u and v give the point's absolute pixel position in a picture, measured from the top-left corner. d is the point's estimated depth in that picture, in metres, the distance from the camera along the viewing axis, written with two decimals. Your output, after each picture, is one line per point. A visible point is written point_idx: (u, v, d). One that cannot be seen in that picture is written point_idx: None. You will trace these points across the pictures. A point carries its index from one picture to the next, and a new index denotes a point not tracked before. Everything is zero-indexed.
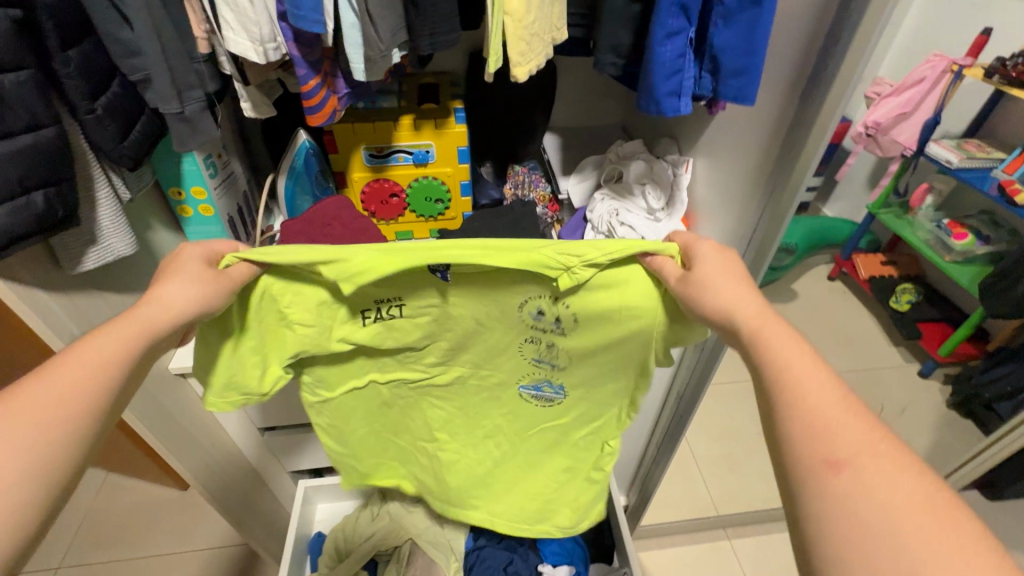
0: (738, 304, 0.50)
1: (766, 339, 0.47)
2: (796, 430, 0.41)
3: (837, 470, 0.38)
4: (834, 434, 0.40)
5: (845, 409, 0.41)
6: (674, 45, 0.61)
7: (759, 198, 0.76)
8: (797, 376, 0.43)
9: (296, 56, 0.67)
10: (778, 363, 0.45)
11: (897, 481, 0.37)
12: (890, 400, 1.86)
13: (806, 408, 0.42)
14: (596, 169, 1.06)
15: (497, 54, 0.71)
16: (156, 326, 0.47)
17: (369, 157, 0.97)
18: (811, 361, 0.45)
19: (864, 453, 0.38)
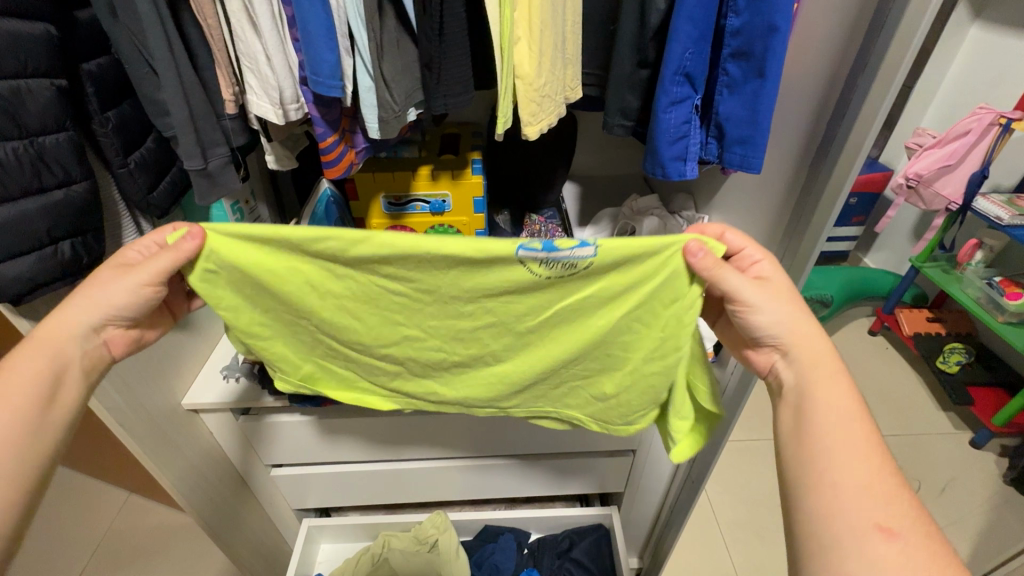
0: (801, 342, 0.55)
1: (820, 395, 0.53)
2: (842, 486, 0.48)
3: (885, 536, 0.45)
4: (874, 501, 0.46)
5: (874, 459, 0.49)
6: (678, 112, 0.62)
7: (771, 266, 0.73)
8: (843, 432, 0.50)
9: (315, 116, 0.70)
10: (832, 423, 0.51)
11: (913, 547, 0.44)
12: (938, 471, 1.72)
13: (846, 469, 0.48)
14: (612, 221, 1.05)
15: (507, 115, 0.73)
16: (80, 326, 0.55)
17: (387, 205, 1.01)
18: (859, 417, 0.51)
19: (899, 516, 0.46)
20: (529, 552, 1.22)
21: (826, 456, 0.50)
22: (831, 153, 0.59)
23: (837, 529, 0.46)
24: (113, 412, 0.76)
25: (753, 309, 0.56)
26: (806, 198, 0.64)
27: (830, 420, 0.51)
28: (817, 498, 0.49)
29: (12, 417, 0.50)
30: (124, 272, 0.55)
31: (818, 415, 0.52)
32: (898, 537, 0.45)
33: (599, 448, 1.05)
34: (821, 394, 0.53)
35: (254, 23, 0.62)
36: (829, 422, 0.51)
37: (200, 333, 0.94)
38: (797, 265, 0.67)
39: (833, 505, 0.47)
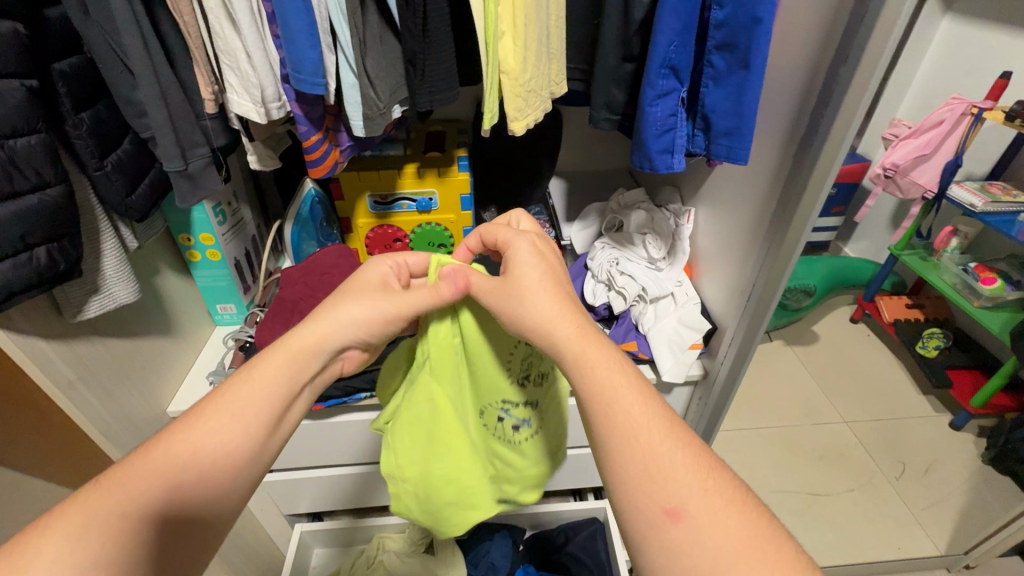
0: (557, 321, 0.48)
1: (590, 366, 0.45)
2: (631, 474, 0.40)
3: (674, 520, 0.38)
4: (664, 482, 0.39)
5: (665, 425, 0.42)
6: (665, 104, 0.62)
7: (756, 258, 0.74)
8: (625, 406, 0.43)
9: (298, 115, 0.69)
10: (607, 399, 0.43)
11: (722, 519, 0.37)
12: (921, 453, 1.76)
13: (641, 451, 0.41)
14: (599, 216, 1.05)
15: (494, 111, 0.72)
16: (308, 361, 0.53)
17: (373, 204, 0.99)
18: (641, 385, 0.44)
19: (693, 494, 0.39)
20: (524, 548, 1.24)
21: (614, 446, 0.42)
22: (813, 144, 0.60)
23: (636, 523, 0.39)
24: (97, 424, 0.74)
25: (509, 314, 0.52)
26: (789, 190, 0.65)
27: (612, 395, 0.43)
28: (623, 501, 0.40)
29: (248, 414, 0.48)
30: (386, 291, 0.57)
31: (591, 386, 0.44)
32: (698, 509, 0.38)
33: (592, 442, 1.06)
34: (594, 370, 0.45)
35: (232, 20, 0.60)
36: (605, 404, 0.43)
37: (184, 338, 0.93)
38: (782, 256, 0.69)
39: (634, 499, 0.40)
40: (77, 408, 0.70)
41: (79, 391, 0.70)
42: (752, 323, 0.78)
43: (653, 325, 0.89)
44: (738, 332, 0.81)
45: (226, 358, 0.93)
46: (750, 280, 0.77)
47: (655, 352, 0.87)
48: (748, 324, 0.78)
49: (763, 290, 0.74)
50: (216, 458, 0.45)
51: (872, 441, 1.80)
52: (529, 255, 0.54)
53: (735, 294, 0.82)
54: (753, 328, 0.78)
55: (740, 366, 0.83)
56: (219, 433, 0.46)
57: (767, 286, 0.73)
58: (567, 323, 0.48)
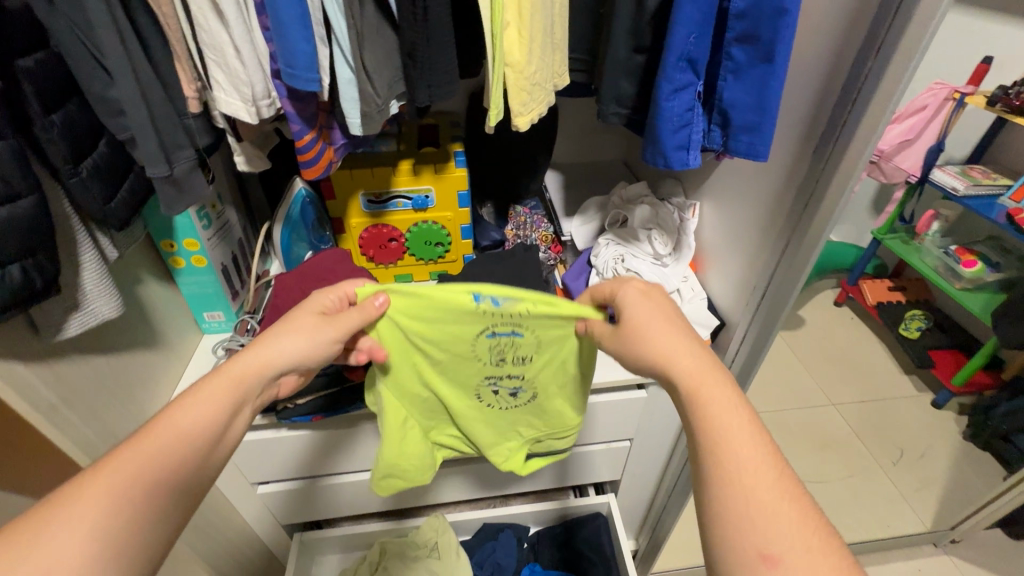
0: (674, 356, 0.55)
1: (704, 401, 0.51)
2: (732, 510, 0.45)
3: (769, 565, 0.42)
4: (767, 525, 0.44)
5: (767, 474, 0.46)
6: (681, 100, 0.59)
7: (772, 256, 0.73)
8: (733, 446, 0.48)
9: (290, 112, 0.64)
10: (716, 431, 0.49)
11: (815, 565, 0.42)
12: (905, 432, 1.82)
13: (739, 485, 0.46)
14: (599, 211, 1.03)
15: (498, 106, 0.69)
16: (246, 383, 0.57)
17: (367, 203, 0.95)
18: (748, 423, 0.49)
19: (789, 542, 0.43)
20: (528, 546, 1.23)
21: (721, 479, 0.47)
22: (832, 141, 0.59)
23: (733, 555, 0.44)
24: (84, 448, 0.69)
25: (628, 350, 0.59)
26: (810, 186, 0.63)
27: (720, 425, 0.49)
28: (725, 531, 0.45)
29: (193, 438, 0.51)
30: (319, 326, 0.62)
31: (707, 418, 0.50)
32: (784, 553, 0.43)
33: (598, 439, 1.05)
34: (707, 404, 0.51)
35: (218, 11, 0.55)
36: (716, 438, 0.49)
37: (171, 350, 0.88)
38: (798, 253, 0.68)
39: (736, 530, 0.45)
40: (62, 433, 0.66)
41: (63, 415, 0.66)
42: (765, 322, 0.77)
43: None
44: (750, 332, 0.80)
45: None
46: (763, 279, 0.75)
47: None
48: (762, 323, 0.77)
49: (779, 288, 0.72)
50: (167, 469, 0.48)
51: (860, 423, 1.84)
52: (637, 296, 0.61)
53: (745, 292, 0.80)
54: (767, 328, 0.77)
55: (752, 365, 0.82)
56: (163, 454, 0.48)
57: (782, 285, 0.72)
58: (698, 360, 0.55)
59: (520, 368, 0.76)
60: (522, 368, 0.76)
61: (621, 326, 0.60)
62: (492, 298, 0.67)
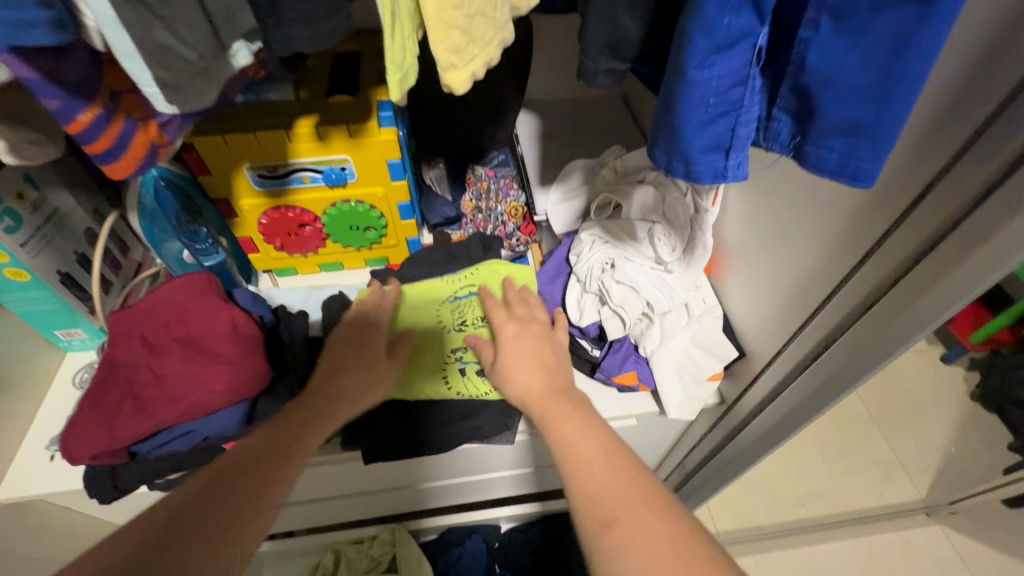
0: (529, 386, 0.52)
1: (554, 415, 0.47)
2: (569, 489, 0.40)
3: (608, 529, 0.36)
4: (592, 489, 0.38)
5: (609, 461, 0.40)
6: (727, 66, 0.33)
7: (859, 302, 0.48)
8: (570, 441, 0.43)
9: (29, 81, 0.36)
10: (562, 436, 0.44)
11: (660, 530, 0.34)
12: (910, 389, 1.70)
13: (577, 471, 0.40)
14: (585, 182, 0.76)
15: (410, 67, 0.40)
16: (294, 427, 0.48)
17: (258, 180, 0.68)
18: (594, 426, 0.44)
19: (625, 504, 0.36)
20: (500, 546, 1.11)
21: (559, 462, 0.42)
22: (1010, 150, 0.33)
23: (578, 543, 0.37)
24: None
25: (502, 374, 0.56)
26: (948, 224, 0.39)
27: (561, 425, 0.45)
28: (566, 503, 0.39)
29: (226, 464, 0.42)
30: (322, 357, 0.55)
31: (554, 427, 0.46)
32: (646, 517, 0.35)
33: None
34: (554, 417, 0.47)
35: None
36: (562, 439, 0.44)
37: (8, 392, 0.66)
38: (907, 312, 0.43)
39: (578, 510, 0.38)
40: None
41: None
42: (828, 382, 0.54)
43: (658, 348, 0.66)
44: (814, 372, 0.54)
45: None
46: (836, 325, 0.51)
47: (660, 387, 0.66)
48: (823, 382, 0.54)
49: (863, 351, 0.48)
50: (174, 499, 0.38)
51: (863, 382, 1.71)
52: (511, 334, 0.59)
53: (796, 333, 0.56)
54: (831, 390, 0.54)
55: (798, 423, 0.61)
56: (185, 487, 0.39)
57: (865, 347, 0.48)
58: (535, 384, 0.52)
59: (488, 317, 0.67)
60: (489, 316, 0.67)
61: (493, 358, 0.58)
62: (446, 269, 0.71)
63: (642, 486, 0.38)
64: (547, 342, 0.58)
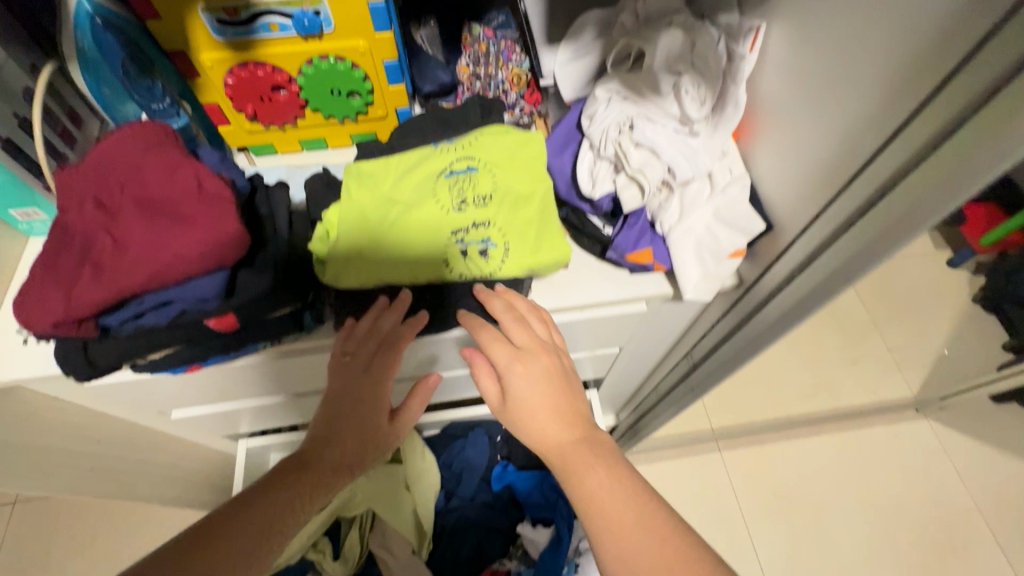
0: (546, 429, 0.49)
1: (572, 463, 0.46)
2: (604, 546, 0.41)
3: None
4: (626, 545, 0.40)
5: (636, 513, 0.42)
6: None
7: (927, 141, 0.39)
8: (592, 493, 0.43)
9: None
10: (582, 484, 0.44)
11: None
12: None
13: (606, 521, 0.41)
14: (602, 36, 0.65)
15: None
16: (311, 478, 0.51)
17: (218, 27, 0.58)
18: (615, 474, 0.45)
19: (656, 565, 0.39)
20: (502, 439, 1.11)
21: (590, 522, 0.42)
22: None
23: None
24: None
25: (513, 414, 0.51)
26: None
27: (583, 476, 0.44)
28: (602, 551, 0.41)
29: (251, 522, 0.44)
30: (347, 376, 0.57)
31: (579, 475, 0.45)
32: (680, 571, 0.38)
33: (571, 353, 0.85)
34: (575, 471, 0.45)
35: None
36: (582, 498, 0.44)
37: None
38: (971, 156, 0.35)
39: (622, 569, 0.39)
40: None
41: None
42: (858, 254, 0.47)
43: (677, 223, 0.61)
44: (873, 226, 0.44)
45: None
46: (887, 178, 0.43)
47: (677, 265, 0.62)
48: (848, 257, 0.48)
49: (905, 212, 0.41)
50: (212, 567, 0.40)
51: None
52: (515, 360, 0.53)
53: (834, 195, 0.50)
54: (859, 262, 0.48)
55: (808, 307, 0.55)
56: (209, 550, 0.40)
57: (944, 182, 0.37)
58: (548, 426, 0.49)
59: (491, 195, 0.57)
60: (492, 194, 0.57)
61: (501, 394, 0.52)
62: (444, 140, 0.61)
63: (658, 530, 0.40)
64: (558, 372, 0.53)
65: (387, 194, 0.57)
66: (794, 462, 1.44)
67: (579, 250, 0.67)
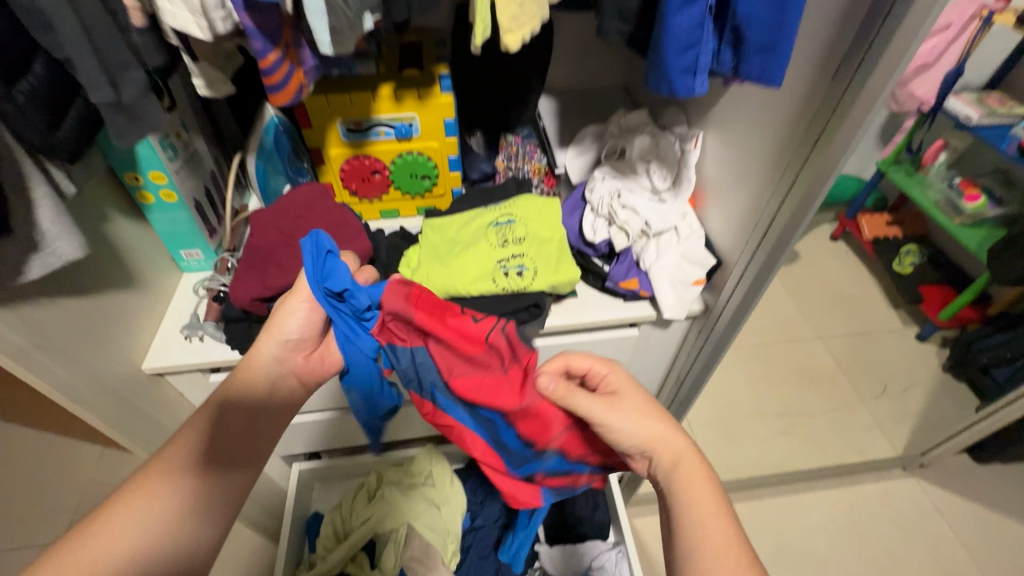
0: (651, 437, 0.57)
1: (682, 493, 0.54)
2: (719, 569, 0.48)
3: None
4: (723, 559, 0.49)
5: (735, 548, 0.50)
6: (692, 13, 0.53)
7: (784, 189, 0.67)
8: (708, 533, 0.51)
9: (250, 28, 0.57)
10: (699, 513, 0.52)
11: None
12: (880, 368, 1.81)
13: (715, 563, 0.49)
14: (596, 141, 0.98)
15: (484, 25, 0.63)
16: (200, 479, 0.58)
17: (346, 132, 0.88)
18: (716, 499, 0.53)
19: None
20: None
21: (699, 550, 0.50)
22: (861, 64, 0.53)
23: None
24: (68, 391, 0.68)
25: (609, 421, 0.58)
26: (830, 115, 0.58)
27: (692, 511, 0.52)
28: (694, 572, 0.49)
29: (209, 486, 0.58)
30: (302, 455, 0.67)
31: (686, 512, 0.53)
32: None
33: None
34: (692, 505, 0.53)
35: None
36: (694, 522, 0.52)
37: (151, 289, 0.84)
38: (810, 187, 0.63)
39: None
40: (42, 377, 0.64)
41: (38, 359, 0.63)
42: (763, 267, 0.75)
43: (655, 261, 0.85)
44: (762, 250, 0.73)
45: (199, 308, 0.85)
46: (767, 219, 0.71)
47: (656, 291, 0.84)
48: (778, 236, 0.70)
49: (786, 224, 0.68)
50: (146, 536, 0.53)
51: (848, 358, 1.84)
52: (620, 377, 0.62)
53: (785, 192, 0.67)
54: (761, 280, 0.77)
55: (750, 303, 0.80)
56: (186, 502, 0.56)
57: (795, 211, 0.67)
58: (649, 426, 0.58)
59: (522, 243, 0.83)
60: (524, 242, 0.84)
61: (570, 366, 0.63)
62: (493, 203, 0.89)
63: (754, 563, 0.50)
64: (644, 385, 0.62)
65: (453, 237, 0.85)
66: (791, 516, 1.52)
67: (586, 287, 0.91)
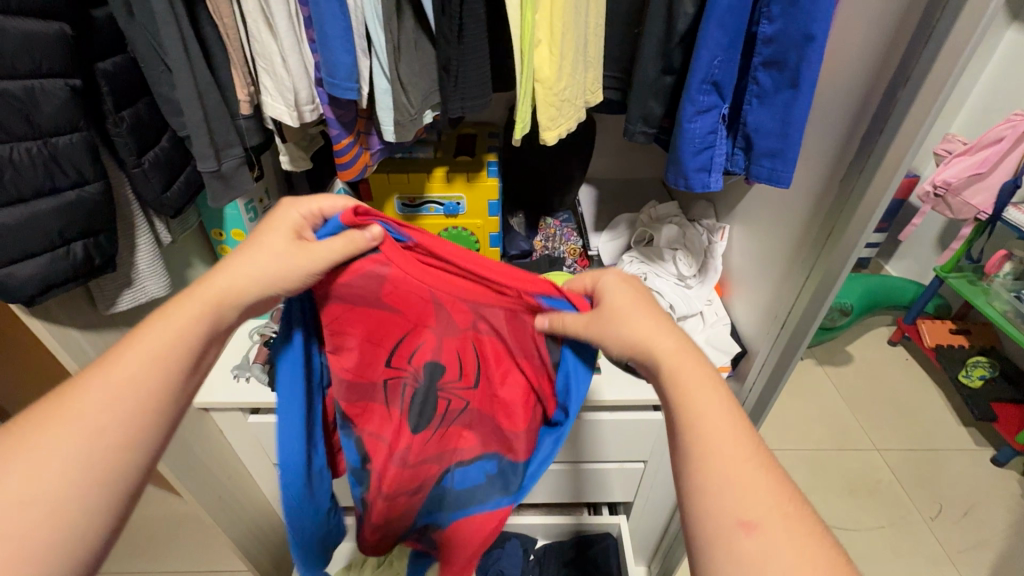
0: (651, 337, 0.48)
1: (677, 381, 0.45)
2: (709, 483, 0.39)
3: (749, 532, 0.37)
4: (743, 491, 0.38)
5: (736, 447, 0.41)
6: (704, 121, 0.62)
7: (798, 283, 0.70)
8: (705, 427, 0.42)
9: (330, 118, 0.70)
10: (689, 404, 0.43)
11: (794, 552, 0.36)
12: (953, 492, 1.53)
13: (716, 461, 0.40)
14: (628, 228, 1.04)
15: (525, 121, 0.73)
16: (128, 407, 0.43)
17: (401, 206, 0.99)
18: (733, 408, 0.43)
19: (770, 510, 0.38)
20: (535, 559, 1.05)
21: (689, 447, 0.41)
22: (863, 172, 0.57)
23: (708, 527, 0.38)
24: None
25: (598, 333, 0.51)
26: (835, 218, 0.62)
27: (691, 401, 0.43)
28: (692, 501, 0.40)
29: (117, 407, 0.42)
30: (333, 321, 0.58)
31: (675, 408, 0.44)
32: (797, 521, 0.37)
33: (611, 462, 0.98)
34: (692, 402, 0.43)
35: (270, 26, 0.62)
36: (690, 423, 0.42)
37: None
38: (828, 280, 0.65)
39: (712, 501, 0.39)
40: None
41: None
42: (781, 359, 0.76)
43: None
44: (783, 337, 0.74)
45: (252, 352, 0.93)
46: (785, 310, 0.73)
47: None
48: (795, 328, 0.72)
49: (805, 318, 0.70)
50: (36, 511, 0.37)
51: (906, 472, 1.58)
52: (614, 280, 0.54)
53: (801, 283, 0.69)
54: (781, 369, 0.77)
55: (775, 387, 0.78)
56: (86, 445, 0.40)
57: (812, 304, 0.68)
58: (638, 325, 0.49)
59: None
60: None
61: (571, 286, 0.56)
62: None
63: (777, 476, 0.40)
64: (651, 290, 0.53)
65: None
66: None
67: (608, 363, 0.92)
